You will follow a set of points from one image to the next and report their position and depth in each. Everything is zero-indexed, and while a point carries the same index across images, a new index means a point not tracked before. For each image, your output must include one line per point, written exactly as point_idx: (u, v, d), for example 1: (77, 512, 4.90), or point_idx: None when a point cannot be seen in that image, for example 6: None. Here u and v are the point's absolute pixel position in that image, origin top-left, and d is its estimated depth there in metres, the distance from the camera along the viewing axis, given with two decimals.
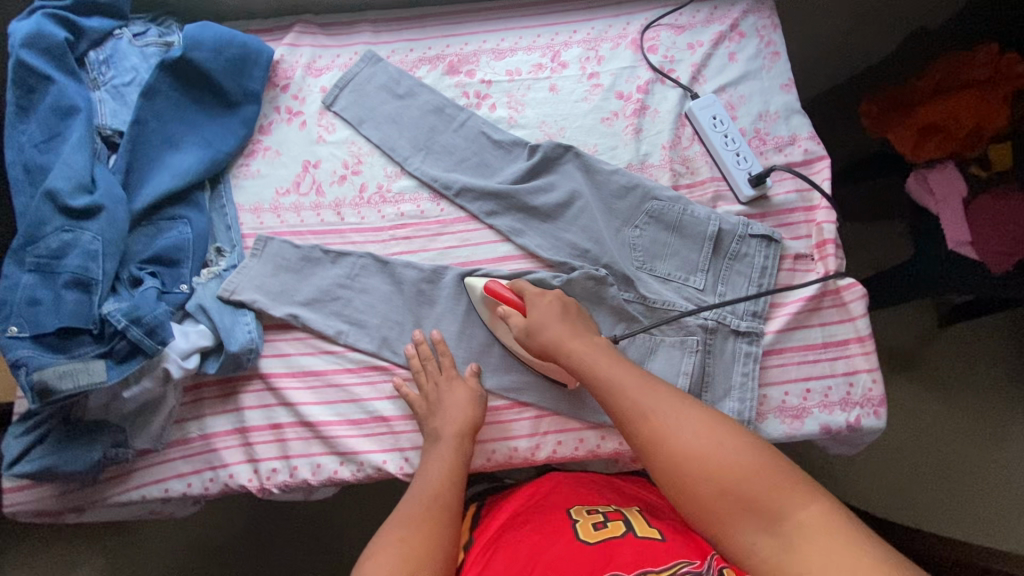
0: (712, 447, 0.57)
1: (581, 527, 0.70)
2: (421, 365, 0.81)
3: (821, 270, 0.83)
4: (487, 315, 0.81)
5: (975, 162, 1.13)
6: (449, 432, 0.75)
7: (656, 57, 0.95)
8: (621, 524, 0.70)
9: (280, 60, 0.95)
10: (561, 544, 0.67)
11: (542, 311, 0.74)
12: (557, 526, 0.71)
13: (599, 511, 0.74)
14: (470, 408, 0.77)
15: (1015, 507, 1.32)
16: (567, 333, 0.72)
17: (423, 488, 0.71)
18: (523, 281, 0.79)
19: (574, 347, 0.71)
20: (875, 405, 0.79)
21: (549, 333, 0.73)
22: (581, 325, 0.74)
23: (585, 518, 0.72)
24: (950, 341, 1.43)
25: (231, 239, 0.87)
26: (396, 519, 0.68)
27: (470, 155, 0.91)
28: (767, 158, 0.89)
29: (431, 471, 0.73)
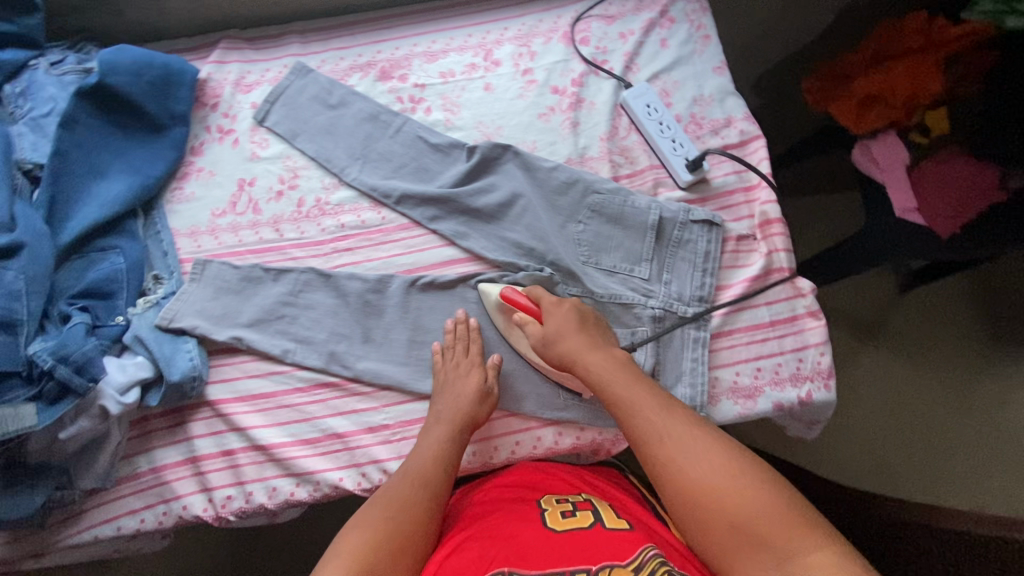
0: (709, 468, 0.60)
1: (550, 516, 0.67)
2: (454, 342, 0.80)
3: (763, 249, 0.84)
4: (501, 320, 0.81)
5: (915, 129, 1.13)
6: (453, 420, 0.74)
7: (588, 49, 0.94)
8: (591, 513, 0.67)
9: (207, 79, 0.93)
10: (529, 531, 0.64)
11: (558, 321, 0.75)
12: (526, 514, 0.68)
13: (568, 500, 0.71)
14: (479, 400, 0.75)
15: (987, 464, 1.34)
16: (587, 345, 0.73)
17: (404, 475, 0.68)
18: (539, 289, 0.79)
19: (590, 358, 0.72)
20: (826, 377, 0.80)
21: (567, 344, 0.73)
22: (599, 333, 0.76)
23: (553, 506, 0.69)
24: (912, 306, 1.45)
25: (168, 265, 0.84)
26: (357, 520, 0.64)
27: (408, 160, 0.90)
28: (704, 141, 0.89)
29: (412, 463, 0.70)
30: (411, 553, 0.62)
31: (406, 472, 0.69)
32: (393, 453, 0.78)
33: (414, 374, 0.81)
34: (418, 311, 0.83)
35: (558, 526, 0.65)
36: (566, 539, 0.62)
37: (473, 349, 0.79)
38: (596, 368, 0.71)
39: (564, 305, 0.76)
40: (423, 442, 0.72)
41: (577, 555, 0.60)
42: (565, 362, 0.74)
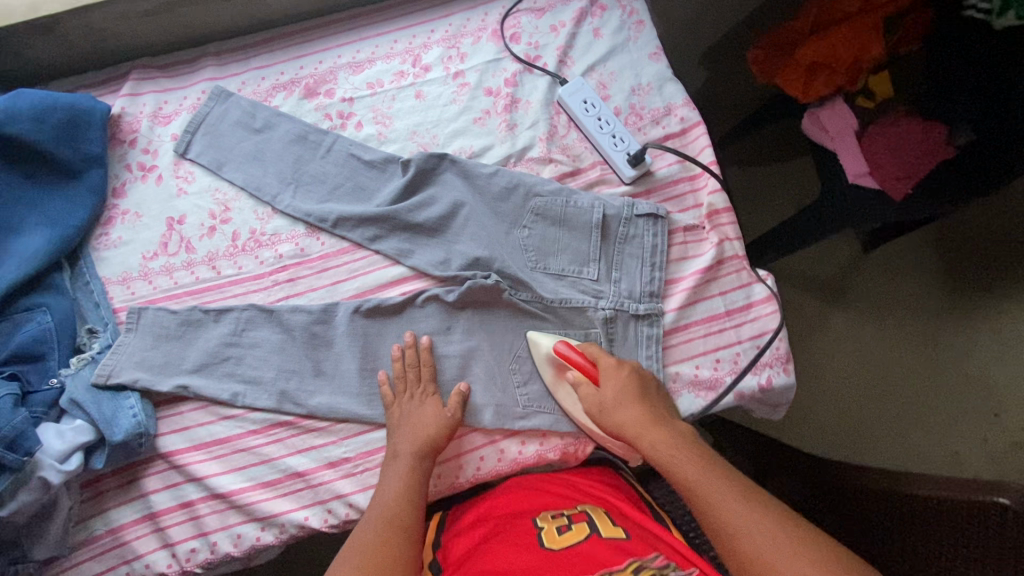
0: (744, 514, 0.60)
1: (545, 532, 0.64)
2: (404, 369, 0.78)
3: (713, 238, 0.83)
4: (551, 376, 0.79)
5: (861, 93, 1.13)
6: (412, 454, 0.72)
7: (520, 46, 0.91)
8: (587, 525, 0.65)
9: (121, 114, 0.88)
10: (522, 548, 0.62)
11: (617, 390, 0.72)
12: (521, 531, 0.66)
13: (563, 513, 0.68)
14: (434, 428, 0.73)
15: (955, 415, 1.37)
16: (647, 420, 0.70)
17: (378, 509, 0.67)
18: (599, 349, 0.76)
19: (652, 433, 0.69)
20: (784, 362, 0.80)
21: (625, 416, 0.70)
22: (659, 402, 0.72)
23: (549, 522, 0.66)
24: (875, 265, 1.47)
25: (101, 317, 0.80)
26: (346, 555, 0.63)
27: (342, 180, 0.86)
28: (645, 133, 0.87)
29: (391, 489, 0.69)
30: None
31: (375, 512, 0.67)
32: (358, 486, 0.76)
33: (371, 402, 0.79)
34: (368, 337, 0.81)
35: (553, 543, 0.62)
36: (560, 553, 0.60)
37: (425, 373, 0.78)
38: (657, 442, 0.68)
39: (628, 373, 0.73)
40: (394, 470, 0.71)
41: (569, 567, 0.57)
42: (620, 434, 0.71)
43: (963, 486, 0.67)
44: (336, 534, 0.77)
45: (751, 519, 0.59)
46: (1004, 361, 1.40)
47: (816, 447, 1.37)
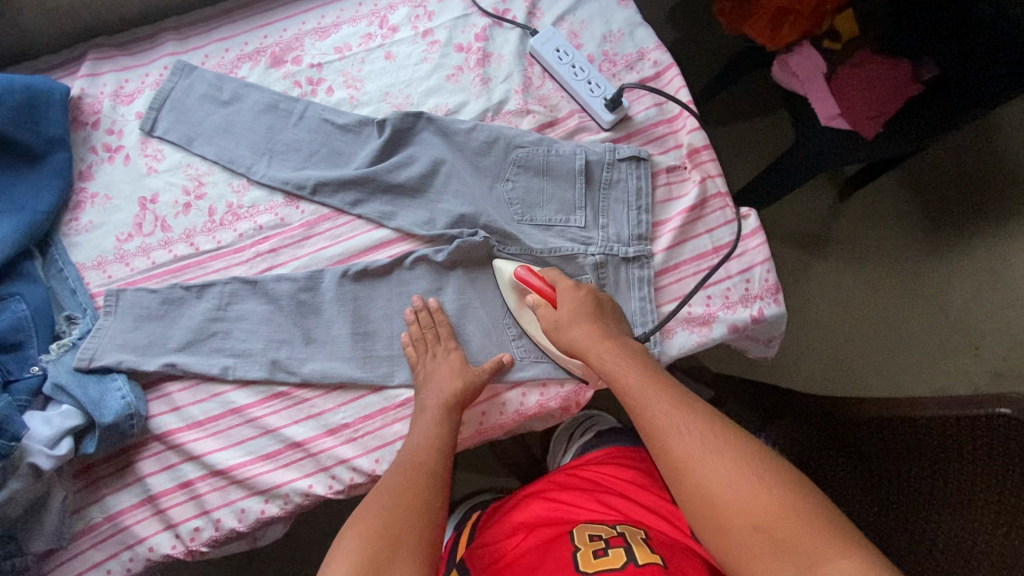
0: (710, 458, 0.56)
1: (582, 557, 0.62)
2: (422, 331, 0.77)
3: (696, 176, 0.83)
4: (516, 300, 0.78)
5: (826, 37, 1.14)
6: (433, 416, 0.70)
7: (487, 0, 0.90)
8: (624, 550, 0.62)
9: (81, 95, 0.85)
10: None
11: (574, 308, 0.71)
12: (558, 558, 0.64)
13: (603, 535, 0.66)
14: (459, 379, 0.73)
15: (940, 347, 1.41)
16: (597, 334, 0.69)
17: (407, 455, 0.67)
18: (561, 276, 0.74)
19: (600, 348, 0.68)
20: (774, 293, 0.81)
21: (578, 332, 0.70)
22: (617, 330, 0.71)
23: (586, 545, 0.64)
24: (851, 211, 1.49)
25: (79, 303, 0.78)
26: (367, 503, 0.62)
27: (318, 147, 0.84)
28: (620, 78, 0.87)
29: (415, 443, 0.68)
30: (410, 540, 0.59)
31: (403, 460, 0.66)
32: (360, 450, 0.75)
33: (366, 365, 0.78)
34: (357, 302, 0.80)
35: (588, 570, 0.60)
36: None
37: (444, 336, 0.76)
38: (604, 354, 0.68)
39: (585, 295, 0.72)
40: (419, 431, 0.69)
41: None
42: (573, 352, 0.71)
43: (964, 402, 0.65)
44: (342, 501, 0.76)
45: (690, 429, 0.58)
46: (978, 294, 1.44)
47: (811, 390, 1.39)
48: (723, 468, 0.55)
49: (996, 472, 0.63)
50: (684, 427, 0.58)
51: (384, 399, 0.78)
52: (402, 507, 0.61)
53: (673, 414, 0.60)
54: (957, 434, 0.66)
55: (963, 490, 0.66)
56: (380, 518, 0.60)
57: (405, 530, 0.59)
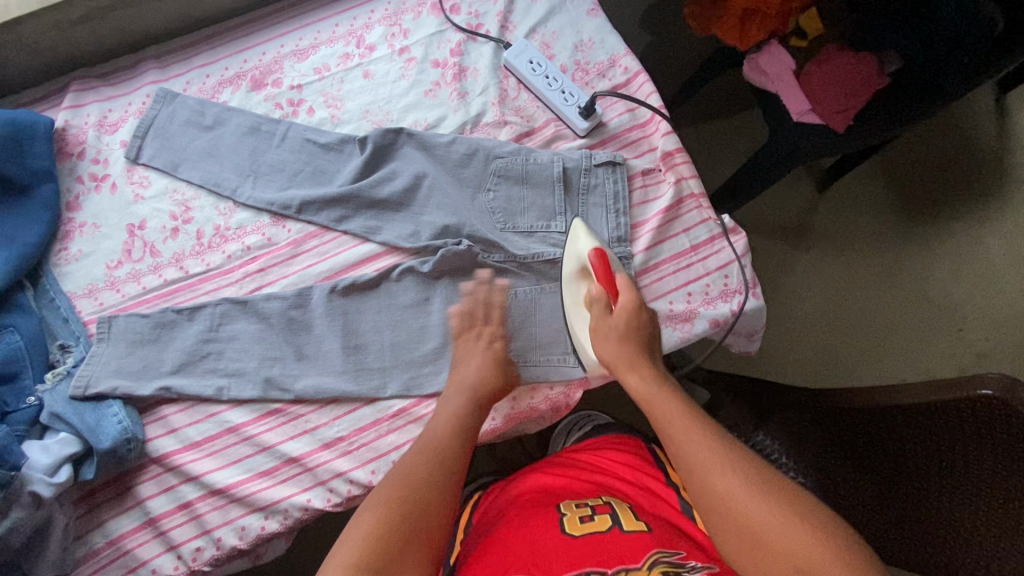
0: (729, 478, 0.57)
1: (568, 521, 0.65)
2: (471, 315, 0.79)
3: (671, 178, 0.86)
4: (574, 273, 0.78)
5: (793, 35, 1.17)
6: (457, 406, 0.71)
7: (460, 16, 0.92)
8: (610, 517, 0.65)
9: (66, 126, 0.86)
10: (543, 538, 0.62)
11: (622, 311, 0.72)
12: (543, 516, 0.66)
13: (587, 503, 0.68)
14: (497, 370, 0.75)
15: (923, 329, 1.45)
16: (633, 344, 0.71)
17: (436, 429, 0.69)
18: (628, 284, 0.73)
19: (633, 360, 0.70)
20: (752, 287, 0.83)
21: (615, 340, 0.71)
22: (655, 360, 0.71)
23: (573, 511, 0.66)
24: (831, 201, 1.53)
25: (72, 331, 0.79)
26: (393, 473, 0.64)
27: (302, 166, 0.86)
28: (593, 86, 0.90)
29: (443, 420, 0.70)
30: (427, 514, 0.60)
31: (431, 435, 0.69)
32: (356, 462, 0.77)
33: (358, 378, 0.79)
34: (347, 316, 0.81)
35: (575, 530, 0.63)
36: (583, 542, 0.61)
37: (494, 324, 0.79)
38: (635, 367, 0.69)
39: (642, 317, 0.73)
40: (439, 419, 0.70)
41: (589, 562, 0.58)
42: (609, 366, 0.72)
43: (946, 385, 0.66)
44: (340, 513, 0.77)
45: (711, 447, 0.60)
46: (959, 276, 1.47)
47: (801, 378, 1.42)
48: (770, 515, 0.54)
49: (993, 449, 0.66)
50: (726, 471, 0.58)
51: (378, 411, 0.79)
52: (425, 486, 0.63)
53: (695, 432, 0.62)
54: (948, 415, 0.68)
55: (964, 468, 0.69)
56: (397, 506, 0.60)
57: (422, 516, 0.60)
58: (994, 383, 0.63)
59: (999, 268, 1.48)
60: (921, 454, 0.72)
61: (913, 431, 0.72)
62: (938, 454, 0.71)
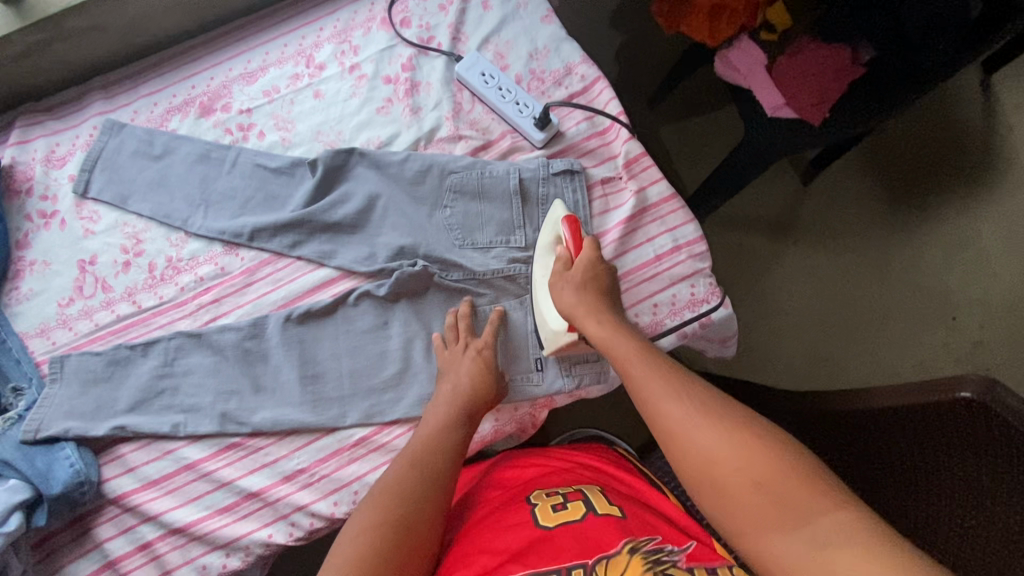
0: (704, 434, 0.53)
1: (541, 512, 0.61)
2: (462, 326, 0.77)
3: (632, 186, 0.83)
4: (546, 244, 0.77)
5: (763, 28, 1.10)
6: (441, 424, 0.68)
7: (411, 30, 0.90)
8: (583, 503, 0.61)
9: (13, 163, 0.85)
10: (515, 535, 0.58)
11: (583, 272, 0.69)
12: (514, 512, 0.62)
13: (559, 490, 0.64)
14: (483, 378, 0.72)
15: (915, 320, 1.41)
16: (592, 307, 0.67)
17: (421, 434, 0.67)
18: (593, 242, 0.71)
19: (589, 321, 0.66)
20: (720, 295, 0.81)
21: (574, 300, 0.68)
22: (623, 320, 0.68)
23: (545, 501, 0.62)
24: (816, 194, 1.49)
25: (24, 373, 0.77)
26: (375, 492, 0.61)
27: (253, 192, 0.84)
28: (549, 95, 0.87)
29: (425, 428, 0.68)
30: (413, 537, 0.58)
31: (414, 445, 0.66)
32: (317, 494, 0.75)
33: (316, 408, 0.77)
34: (304, 344, 0.79)
35: (549, 522, 0.59)
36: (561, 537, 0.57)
37: (482, 334, 0.76)
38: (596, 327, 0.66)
39: (605, 277, 0.70)
40: (423, 439, 0.66)
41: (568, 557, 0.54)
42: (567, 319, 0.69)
43: (924, 388, 0.65)
44: (305, 546, 0.75)
45: (680, 395, 0.56)
46: (950, 265, 1.44)
47: (791, 376, 1.38)
48: (763, 470, 0.50)
49: (979, 461, 0.63)
50: (711, 425, 0.53)
51: (339, 440, 0.77)
52: (410, 504, 0.59)
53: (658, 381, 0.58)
54: (930, 420, 0.65)
55: (954, 481, 0.65)
56: (383, 533, 0.57)
57: (409, 537, 0.57)
58: (972, 386, 0.62)
59: (991, 255, 1.44)
60: (903, 462, 0.69)
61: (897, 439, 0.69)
62: (929, 465, 0.67)
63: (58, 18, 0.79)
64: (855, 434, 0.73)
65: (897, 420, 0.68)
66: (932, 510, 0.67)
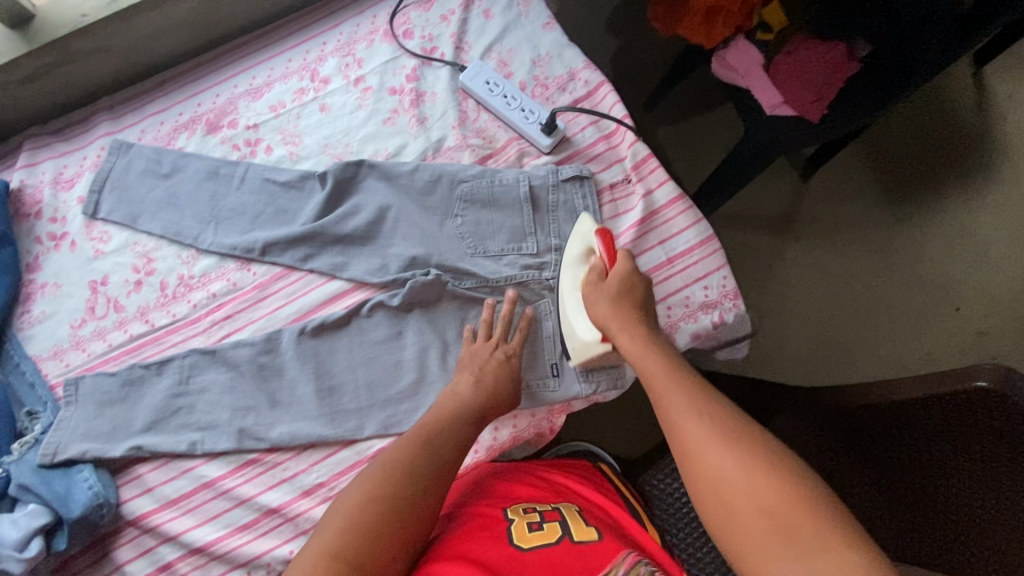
0: (719, 454, 0.53)
1: (517, 529, 0.61)
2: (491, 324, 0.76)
3: (641, 190, 0.84)
4: (580, 254, 0.76)
5: (759, 28, 1.11)
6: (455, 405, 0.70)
7: (414, 41, 0.91)
8: (559, 525, 0.61)
9: (21, 187, 0.85)
10: (489, 548, 0.58)
11: (618, 284, 0.68)
12: (490, 523, 0.63)
13: (536, 508, 0.65)
14: (505, 377, 0.73)
15: (921, 311, 1.42)
16: (629, 319, 0.66)
17: (433, 410, 0.70)
18: (627, 253, 0.69)
19: (620, 329, 0.65)
20: (733, 297, 0.81)
21: (604, 309, 0.67)
22: (658, 330, 0.66)
23: (521, 517, 0.63)
24: (816, 190, 1.50)
25: (39, 396, 0.77)
26: (381, 458, 0.64)
27: (263, 207, 0.84)
28: (554, 101, 0.88)
29: (438, 403, 0.70)
30: (414, 504, 0.60)
31: (427, 417, 0.68)
32: None
33: (334, 421, 0.77)
34: (319, 357, 0.79)
35: (523, 541, 0.59)
36: (533, 557, 0.57)
37: (512, 340, 0.76)
38: (628, 336, 0.65)
39: (639, 287, 0.68)
40: (438, 414, 0.69)
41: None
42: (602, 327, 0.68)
43: (941, 379, 0.66)
44: None
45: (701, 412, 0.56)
46: (952, 256, 1.45)
47: (802, 371, 1.39)
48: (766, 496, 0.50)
49: (995, 449, 0.64)
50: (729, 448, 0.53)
51: (357, 453, 0.77)
52: (414, 472, 0.62)
53: (680, 397, 0.58)
54: (946, 410, 0.66)
55: (974, 468, 0.66)
56: (384, 497, 0.59)
57: (410, 507, 0.59)
58: (987, 375, 0.63)
59: (992, 244, 1.45)
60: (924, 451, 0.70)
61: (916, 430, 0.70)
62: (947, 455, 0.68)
63: (65, 41, 0.79)
64: (872, 424, 0.73)
65: (914, 411, 0.69)
66: (950, 493, 0.69)
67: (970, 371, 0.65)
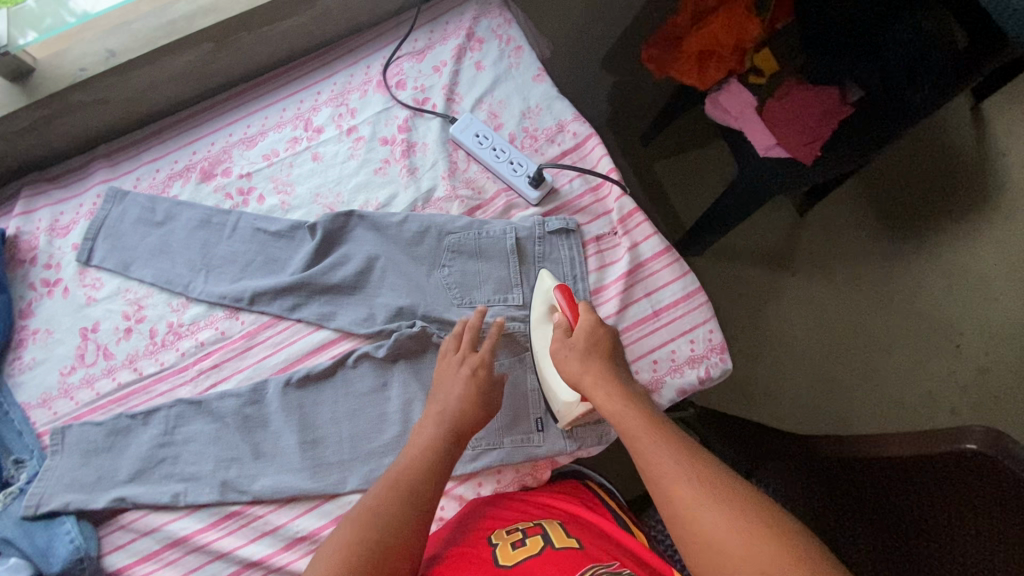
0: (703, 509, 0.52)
1: (500, 550, 0.63)
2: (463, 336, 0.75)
3: (628, 242, 0.84)
4: (542, 313, 0.78)
5: (751, 72, 1.11)
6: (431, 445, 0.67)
7: (406, 92, 0.93)
8: (540, 537, 0.63)
9: (18, 233, 0.86)
10: None
11: (586, 339, 0.68)
12: (476, 556, 0.63)
13: (518, 528, 0.66)
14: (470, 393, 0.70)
15: (921, 347, 1.41)
16: (602, 370, 0.66)
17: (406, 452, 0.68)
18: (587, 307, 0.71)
19: (593, 384, 0.65)
20: (720, 351, 0.80)
21: (577, 365, 0.67)
22: (630, 381, 0.66)
23: (505, 540, 0.64)
24: (813, 224, 1.50)
25: (25, 445, 0.77)
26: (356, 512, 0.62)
27: (253, 256, 0.85)
28: (542, 153, 0.89)
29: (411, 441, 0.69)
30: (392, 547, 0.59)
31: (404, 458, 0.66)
32: None
33: (316, 474, 0.77)
34: (304, 409, 0.79)
35: (507, 560, 0.61)
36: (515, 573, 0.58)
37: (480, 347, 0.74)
38: (605, 394, 0.64)
39: (605, 336, 0.69)
40: None
41: None
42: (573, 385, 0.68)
43: (929, 438, 0.65)
44: None
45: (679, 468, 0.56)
46: (952, 292, 1.44)
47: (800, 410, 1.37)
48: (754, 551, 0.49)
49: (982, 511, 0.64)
50: (710, 503, 0.53)
51: (339, 506, 0.76)
52: (389, 518, 0.61)
53: (659, 450, 0.58)
54: (933, 469, 0.66)
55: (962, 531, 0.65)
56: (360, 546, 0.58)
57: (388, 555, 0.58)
58: (977, 437, 0.62)
59: (993, 279, 1.44)
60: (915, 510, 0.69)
61: (911, 484, 0.69)
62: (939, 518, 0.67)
63: (64, 94, 0.81)
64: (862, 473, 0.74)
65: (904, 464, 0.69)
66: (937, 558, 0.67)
67: (958, 432, 0.64)
